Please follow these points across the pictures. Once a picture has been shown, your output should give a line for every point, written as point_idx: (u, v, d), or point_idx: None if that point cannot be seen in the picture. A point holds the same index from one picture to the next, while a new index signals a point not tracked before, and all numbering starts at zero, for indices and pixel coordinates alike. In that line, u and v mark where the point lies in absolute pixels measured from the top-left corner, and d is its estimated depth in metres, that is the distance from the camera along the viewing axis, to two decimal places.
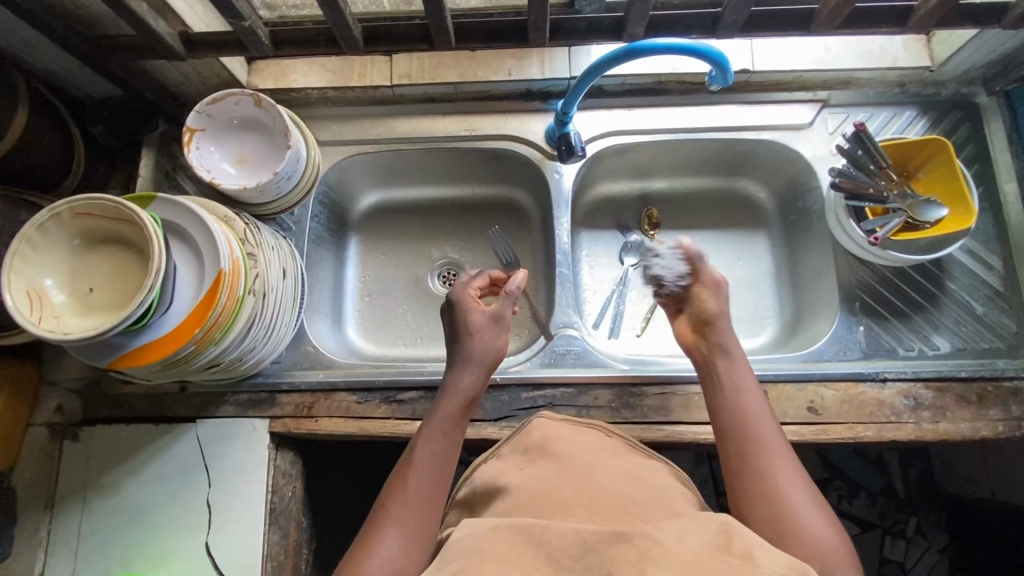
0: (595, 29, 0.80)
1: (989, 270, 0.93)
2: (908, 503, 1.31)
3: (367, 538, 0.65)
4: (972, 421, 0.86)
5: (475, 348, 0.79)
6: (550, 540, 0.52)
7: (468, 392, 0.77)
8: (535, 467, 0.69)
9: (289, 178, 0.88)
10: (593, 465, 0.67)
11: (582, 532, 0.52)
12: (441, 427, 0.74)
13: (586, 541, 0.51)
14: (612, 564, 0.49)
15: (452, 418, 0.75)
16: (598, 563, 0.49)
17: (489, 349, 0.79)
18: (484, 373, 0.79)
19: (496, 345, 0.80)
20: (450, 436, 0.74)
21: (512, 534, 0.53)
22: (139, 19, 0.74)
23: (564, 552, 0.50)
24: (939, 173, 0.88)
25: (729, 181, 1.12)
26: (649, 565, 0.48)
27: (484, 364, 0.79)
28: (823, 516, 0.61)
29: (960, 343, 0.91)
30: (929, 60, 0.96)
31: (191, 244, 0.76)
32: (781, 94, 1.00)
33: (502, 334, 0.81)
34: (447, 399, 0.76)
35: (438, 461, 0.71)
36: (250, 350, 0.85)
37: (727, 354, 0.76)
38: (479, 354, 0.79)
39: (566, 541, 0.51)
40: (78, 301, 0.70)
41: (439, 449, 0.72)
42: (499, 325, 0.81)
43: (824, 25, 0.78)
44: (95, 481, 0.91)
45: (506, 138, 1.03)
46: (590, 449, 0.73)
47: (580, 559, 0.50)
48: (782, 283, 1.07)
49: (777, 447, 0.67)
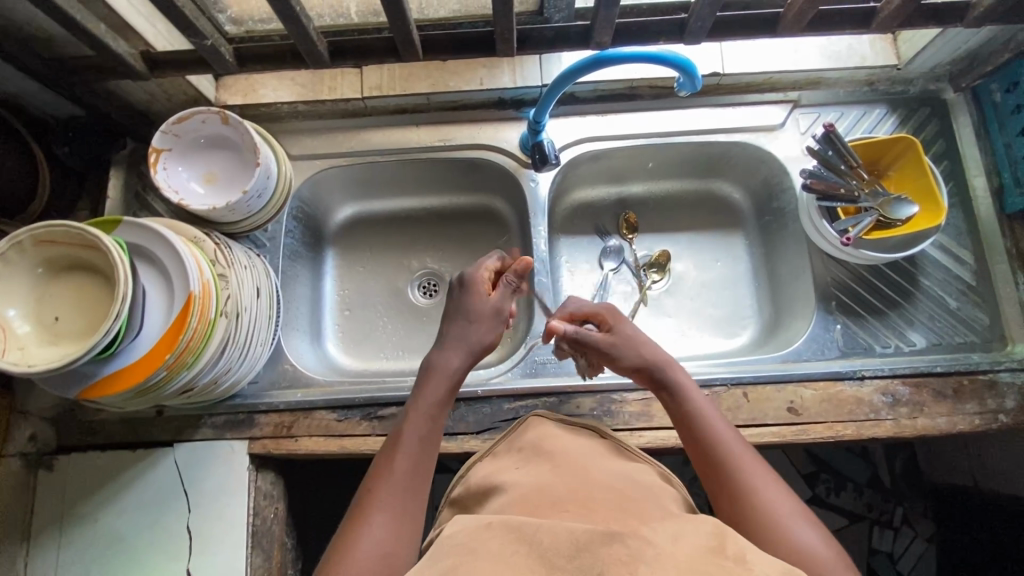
0: (562, 38, 0.80)
1: (962, 264, 0.94)
2: (894, 493, 1.32)
3: (356, 522, 0.63)
4: (950, 416, 0.87)
5: (469, 331, 0.79)
6: (542, 539, 0.51)
7: (452, 373, 0.77)
8: (526, 469, 0.69)
9: (259, 195, 0.87)
10: (584, 466, 0.67)
11: (575, 532, 0.51)
12: (428, 410, 0.73)
13: (578, 540, 0.50)
14: (604, 564, 0.47)
15: (439, 401, 0.75)
16: (591, 562, 0.48)
17: (481, 336, 0.79)
18: (470, 357, 0.79)
19: (485, 331, 0.80)
20: (435, 419, 0.73)
21: (505, 534, 0.52)
22: (98, 40, 0.72)
23: (556, 552, 0.49)
24: (908, 170, 0.89)
25: (705, 183, 1.12)
26: (641, 565, 0.47)
27: (470, 349, 0.79)
28: (811, 526, 0.60)
29: (935, 338, 0.92)
30: (896, 58, 0.97)
31: (160, 266, 0.75)
32: (752, 96, 1.01)
33: (497, 328, 0.81)
34: (432, 381, 0.76)
35: (424, 440, 0.71)
36: (225, 372, 0.84)
37: (668, 366, 0.77)
38: (469, 338, 0.79)
39: (559, 540, 0.50)
40: (43, 331, 0.69)
41: (426, 430, 0.71)
42: (497, 317, 0.82)
43: (791, 27, 0.78)
44: (72, 510, 0.89)
45: (481, 147, 1.02)
46: (584, 450, 0.72)
47: (573, 559, 0.49)
48: (760, 283, 1.08)
49: (752, 464, 0.66)
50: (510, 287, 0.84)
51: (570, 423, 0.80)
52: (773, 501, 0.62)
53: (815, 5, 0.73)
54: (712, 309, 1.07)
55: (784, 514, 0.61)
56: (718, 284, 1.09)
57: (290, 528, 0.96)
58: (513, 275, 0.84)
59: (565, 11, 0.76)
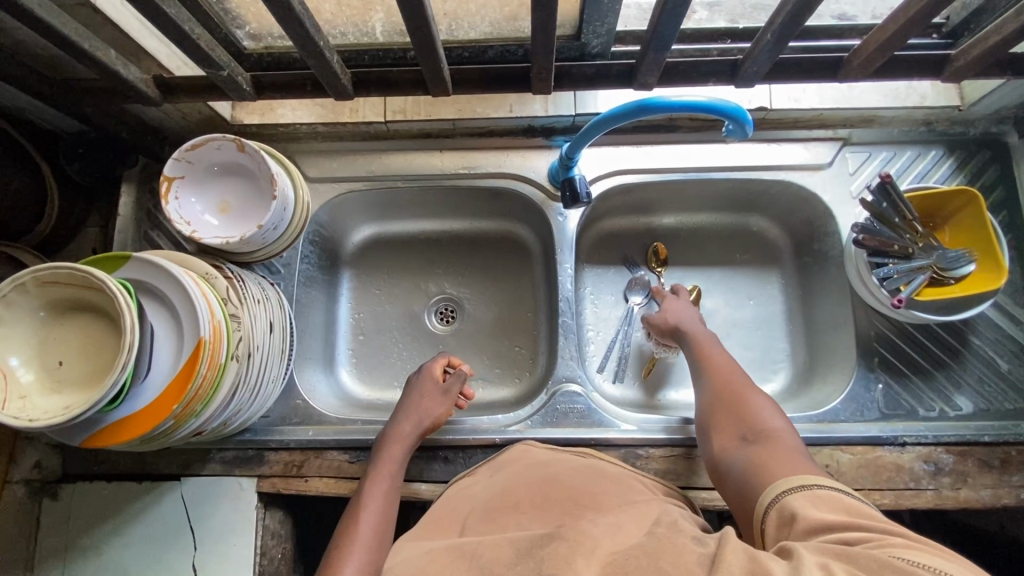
0: (604, 75, 0.76)
1: (1017, 325, 0.88)
2: (913, 529, 1.18)
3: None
4: (995, 488, 0.82)
5: (421, 406, 0.86)
6: (483, 553, 0.56)
7: (408, 442, 0.82)
8: (502, 472, 0.74)
9: (275, 228, 0.83)
10: (555, 472, 0.71)
11: (516, 541, 0.56)
12: (388, 471, 0.79)
13: (520, 547, 0.55)
14: (542, 563, 0.51)
15: (397, 462, 0.81)
16: (532, 565, 0.52)
17: (432, 412, 0.86)
18: (423, 429, 0.84)
19: (439, 409, 0.86)
20: (395, 481, 0.79)
21: (452, 554, 0.57)
22: (107, 67, 0.68)
23: (498, 561, 0.54)
24: (966, 225, 0.84)
25: (740, 217, 1.06)
26: (575, 558, 0.50)
27: (424, 421, 0.85)
28: (772, 410, 0.69)
29: (983, 403, 0.86)
30: (959, 99, 0.90)
31: (170, 308, 0.71)
32: (798, 132, 0.94)
33: (448, 406, 0.87)
34: (387, 447, 0.82)
35: (382, 510, 0.75)
36: (234, 414, 0.81)
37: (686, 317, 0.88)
38: (420, 409, 0.85)
39: (500, 551, 0.55)
40: (47, 377, 0.65)
41: (385, 491, 0.77)
42: (445, 396, 0.88)
43: (854, 73, 0.72)
44: (75, 542, 0.87)
45: (507, 176, 0.97)
46: (569, 465, 0.73)
47: (513, 565, 0.53)
48: (794, 327, 1.02)
49: (735, 375, 0.76)
50: (457, 377, 0.90)
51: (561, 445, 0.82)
52: (745, 397, 0.72)
53: (885, 54, 0.67)
54: (744, 352, 1.01)
55: (751, 404, 0.71)
56: (750, 324, 1.03)
57: (295, 566, 0.93)
58: (459, 373, 0.91)
59: (604, 37, 0.71)
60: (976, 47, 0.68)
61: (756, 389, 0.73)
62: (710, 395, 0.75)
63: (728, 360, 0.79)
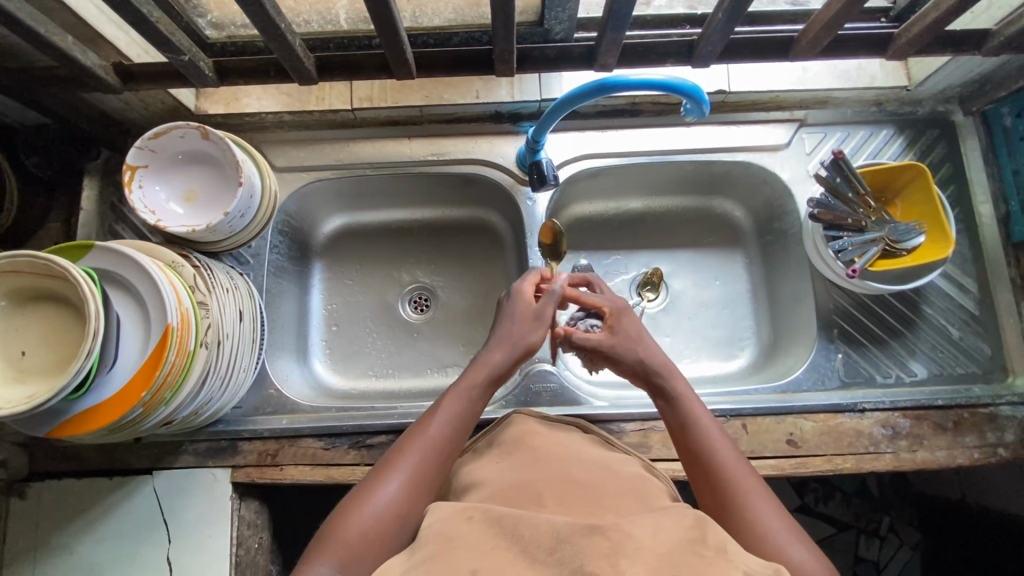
0: (565, 57, 0.78)
1: (966, 294, 0.92)
2: (882, 502, 1.21)
3: (374, 478, 0.60)
4: (950, 449, 0.85)
5: (513, 330, 0.74)
6: (522, 532, 0.46)
7: (496, 368, 0.71)
8: (508, 460, 0.65)
9: (242, 216, 0.82)
10: (562, 459, 0.63)
11: (557, 525, 0.47)
12: (468, 395, 0.68)
13: (561, 533, 0.46)
14: (586, 558, 0.43)
15: (478, 389, 0.69)
16: (570, 555, 0.44)
17: (526, 336, 0.74)
18: (516, 356, 0.73)
19: (533, 330, 0.75)
20: (473, 407, 0.68)
21: (485, 526, 0.48)
22: (65, 53, 0.67)
23: (537, 545, 0.45)
24: (916, 198, 0.87)
25: (705, 200, 1.08)
26: (622, 558, 0.43)
27: (517, 346, 0.73)
28: (800, 541, 0.56)
29: (936, 369, 0.90)
30: (906, 80, 0.94)
31: (135, 295, 0.70)
32: (757, 114, 0.97)
33: (544, 327, 0.75)
34: (473, 371, 0.70)
35: (448, 433, 0.64)
36: (205, 403, 0.80)
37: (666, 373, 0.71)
38: (513, 336, 0.73)
39: (540, 533, 0.46)
40: (10, 368, 0.64)
41: (459, 416, 0.66)
42: (541, 319, 0.76)
43: (804, 52, 0.75)
44: (45, 541, 0.85)
45: (476, 162, 0.98)
46: (568, 442, 0.69)
47: (554, 551, 0.44)
48: (760, 305, 1.05)
49: (750, 486, 0.60)
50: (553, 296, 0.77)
51: (554, 420, 0.76)
52: (765, 519, 0.57)
53: (831, 32, 0.70)
54: (711, 330, 1.04)
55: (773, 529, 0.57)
56: (718, 303, 1.05)
57: (273, 555, 0.93)
58: (556, 287, 0.78)
59: (566, 22, 0.73)
60: (916, 24, 0.71)
61: (774, 504, 0.59)
62: (721, 514, 0.59)
63: (737, 463, 0.62)
